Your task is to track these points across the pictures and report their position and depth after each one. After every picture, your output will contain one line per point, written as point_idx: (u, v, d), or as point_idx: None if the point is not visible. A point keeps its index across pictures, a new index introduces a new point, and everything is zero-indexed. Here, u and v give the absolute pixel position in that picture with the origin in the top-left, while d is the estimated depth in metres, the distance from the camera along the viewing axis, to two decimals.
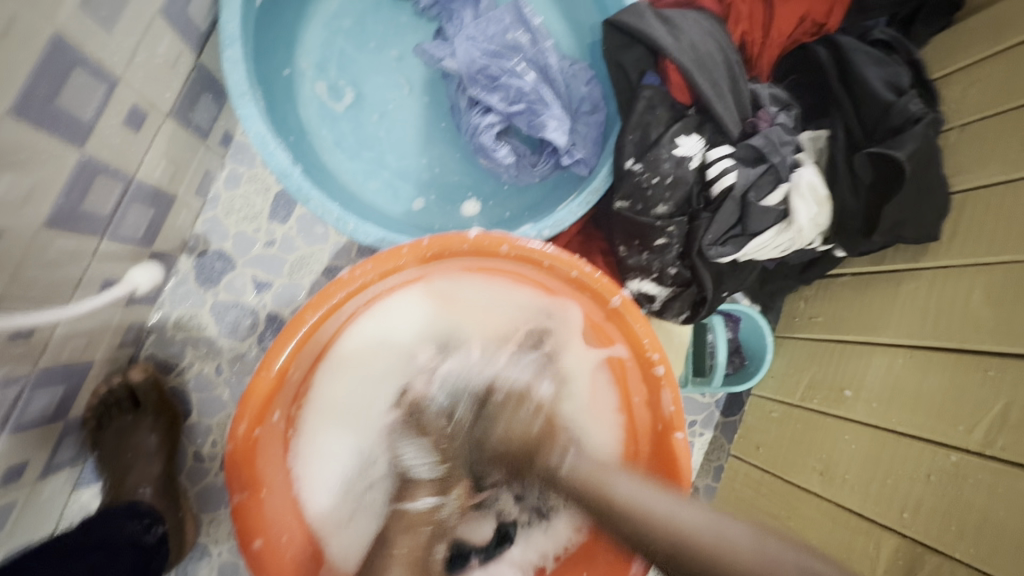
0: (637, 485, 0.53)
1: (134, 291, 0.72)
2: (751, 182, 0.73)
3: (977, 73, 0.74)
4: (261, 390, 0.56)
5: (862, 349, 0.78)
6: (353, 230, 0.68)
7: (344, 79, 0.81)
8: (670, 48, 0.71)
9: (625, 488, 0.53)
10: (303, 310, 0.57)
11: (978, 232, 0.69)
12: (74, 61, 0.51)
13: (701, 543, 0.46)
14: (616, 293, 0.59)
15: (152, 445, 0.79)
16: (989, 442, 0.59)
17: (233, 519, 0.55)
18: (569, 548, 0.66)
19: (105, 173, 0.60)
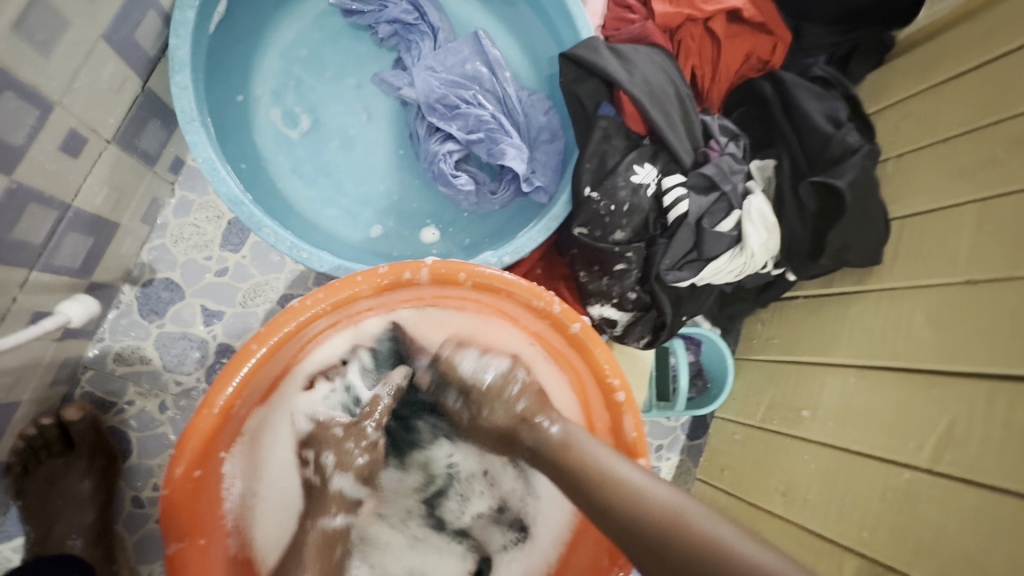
0: (604, 447, 0.54)
1: (66, 325, 0.66)
2: (704, 209, 0.75)
3: (907, 108, 0.79)
4: (201, 429, 0.52)
5: (816, 370, 0.80)
6: (307, 258, 0.66)
7: (302, 107, 0.80)
8: (623, 80, 0.74)
9: (598, 451, 0.54)
10: (250, 341, 0.54)
11: (916, 256, 0.72)
12: (4, 85, 0.49)
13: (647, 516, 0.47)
14: (576, 320, 0.60)
15: (85, 491, 0.72)
16: (937, 459, 0.61)
17: (168, 572, 0.51)
18: None
19: (36, 200, 0.57)
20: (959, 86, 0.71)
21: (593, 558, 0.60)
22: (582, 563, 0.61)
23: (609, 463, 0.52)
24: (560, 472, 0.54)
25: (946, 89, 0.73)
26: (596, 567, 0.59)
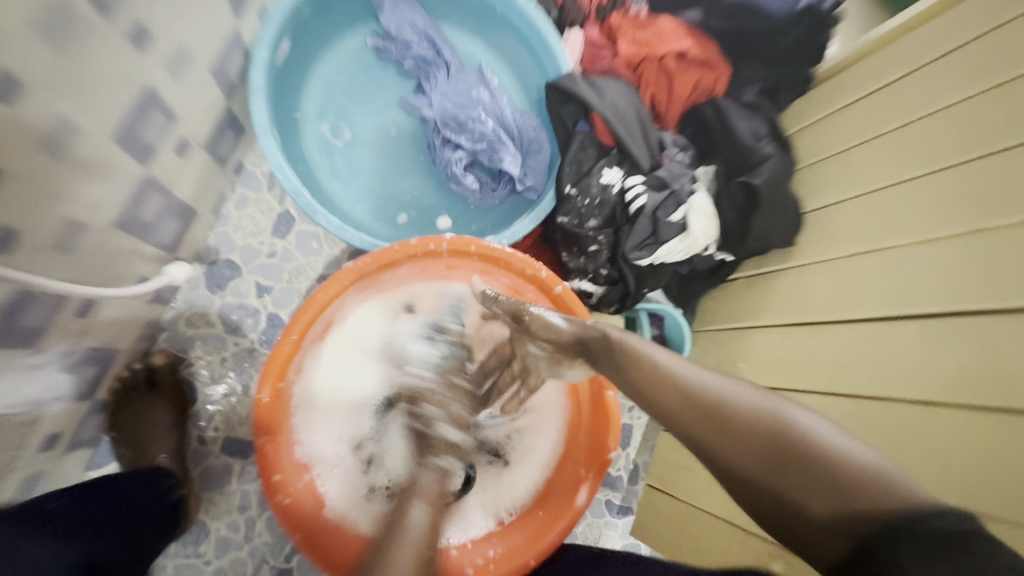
0: (673, 356, 0.61)
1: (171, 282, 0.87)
2: (659, 203, 0.95)
3: (819, 129, 1.03)
4: (282, 353, 0.75)
5: (750, 332, 1.01)
6: (350, 237, 0.87)
7: (342, 122, 1.01)
8: (595, 104, 0.95)
9: (672, 362, 0.60)
10: (317, 292, 0.77)
11: (818, 237, 0.94)
12: (159, 106, 0.68)
13: (732, 421, 0.53)
14: (558, 283, 0.81)
15: (167, 422, 0.90)
16: (829, 383, 0.80)
17: (257, 453, 0.72)
18: (528, 502, 0.83)
19: (155, 190, 0.76)
20: (857, 112, 0.94)
21: (574, 472, 0.82)
22: (564, 478, 0.83)
23: (685, 371, 0.58)
24: (634, 380, 0.62)
25: (853, 112, 0.95)
26: (576, 477, 0.81)
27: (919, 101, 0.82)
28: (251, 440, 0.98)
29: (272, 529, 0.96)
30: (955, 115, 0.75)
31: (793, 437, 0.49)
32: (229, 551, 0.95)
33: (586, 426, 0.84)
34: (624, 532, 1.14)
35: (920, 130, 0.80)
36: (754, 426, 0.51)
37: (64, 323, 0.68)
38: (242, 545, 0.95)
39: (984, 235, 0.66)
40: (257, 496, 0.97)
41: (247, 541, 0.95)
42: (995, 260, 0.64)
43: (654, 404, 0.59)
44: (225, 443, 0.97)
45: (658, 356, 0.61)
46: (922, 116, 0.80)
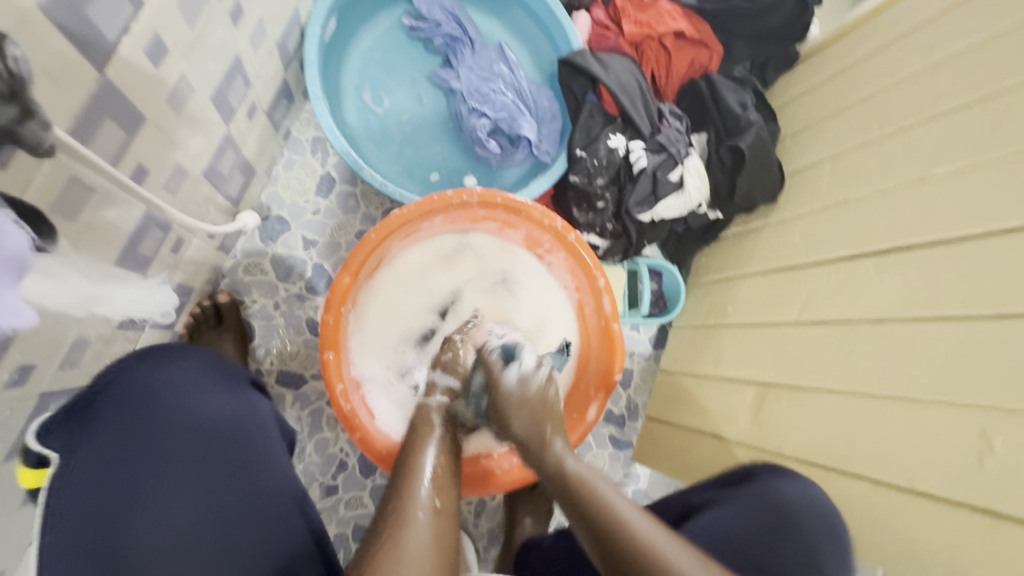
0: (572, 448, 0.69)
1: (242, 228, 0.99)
2: (658, 165, 1.09)
3: (800, 101, 1.16)
4: (342, 286, 0.87)
5: (737, 280, 1.15)
6: (392, 192, 1.01)
7: (379, 93, 1.14)
8: (603, 77, 1.08)
9: (578, 460, 0.67)
10: (369, 234, 0.90)
11: (797, 194, 1.08)
12: (242, 71, 0.80)
13: (656, 565, 0.55)
14: (572, 232, 0.93)
15: (231, 352, 1.03)
16: (800, 313, 0.95)
17: (323, 368, 0.85)
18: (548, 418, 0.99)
19: (231, 147, 0.88)
20: (833, 84, 1.08)
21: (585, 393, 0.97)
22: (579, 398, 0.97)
23: (606, 493, 0.62)
24: (532, 435, 0.70)
25: (827, 86, 1.10)
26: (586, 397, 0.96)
27: (882, 76, 0.97)
28: (301, 373, 1.11)
29: (321, 451, 1.10)
30: (911, 85, 0.90)
31: (650, 562, 0.55)
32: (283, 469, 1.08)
33: (595, 356, 0.98)
34: (624, 461, 1.27)
35: (882, 99, 0.94)
36: (621, 536, 0.58)
37: (164, 255, 0.81)
38: (294, 464, 1.09)
39: (929, 182, 0.80)
40: (307, 422, 1.10)
41: (300, 460, 1.09)
42: (931, 202, 0.79)
43: (551, 480, 0.66)
44: (278, 376, 1.10)
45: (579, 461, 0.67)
46: (883, 88, 0.95)
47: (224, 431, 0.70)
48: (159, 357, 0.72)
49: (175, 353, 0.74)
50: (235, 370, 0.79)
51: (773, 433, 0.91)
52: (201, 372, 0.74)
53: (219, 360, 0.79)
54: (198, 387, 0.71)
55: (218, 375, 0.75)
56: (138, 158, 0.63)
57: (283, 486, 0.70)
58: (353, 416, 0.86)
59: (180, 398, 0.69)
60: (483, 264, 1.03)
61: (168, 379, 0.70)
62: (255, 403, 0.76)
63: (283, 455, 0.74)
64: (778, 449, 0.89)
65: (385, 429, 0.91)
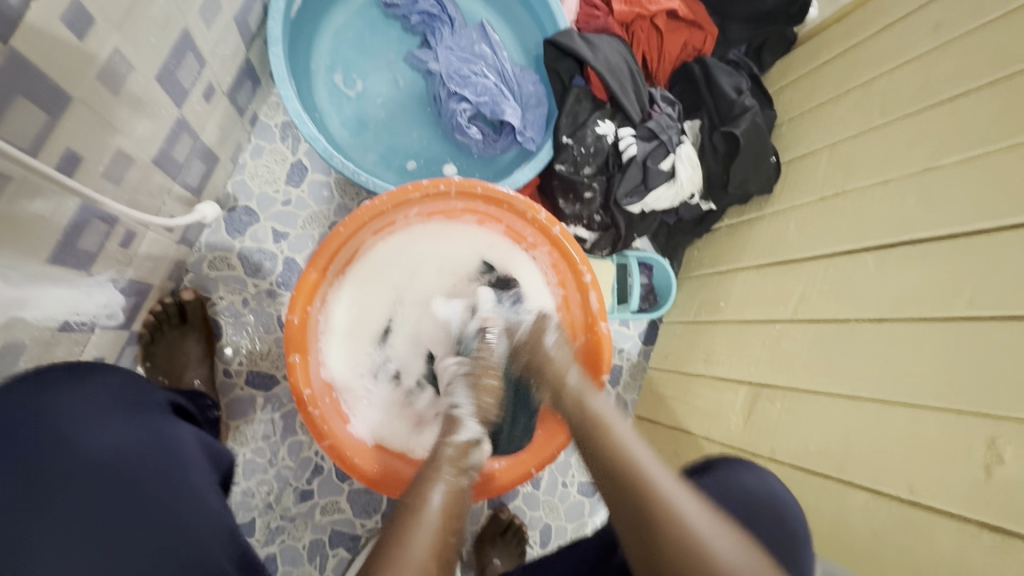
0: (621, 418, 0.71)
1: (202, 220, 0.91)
2: (648, 153, 1.03)
3: (797, 86, 1.11)
4: (308, 283, 0.82)
5: (730, 274, 1.10)
6: (365, 181, 0.95)
7: (352, 75, 1.06)
8: (590, 58, 1.01)
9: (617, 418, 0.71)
10: (338, 227, 0.84)
11: (793, 184, 1.02)
12: (191, 48, 0.73)
13: (703, 554, 0.55)
14: (556, 225, 0.88)
15: (197, 352, 0.98)
16: (796, 310, 0.90)
17: (288, 371, 0.79)
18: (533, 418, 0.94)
19: (187, 131, 0.81)
20: (832, 68, 1.03)
21: None
22: None
23: (651, 470, 0.63)
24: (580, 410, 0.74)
25: (825, 71, 1.04)
26: None
27: (884, 59, 0.91)
28: (272, 373, 1.06)
29: (295, 455, 1.04)
30: (914, 69, 0.85)
31: (686, 538, 0.56)
32: (254, 474, 1.03)
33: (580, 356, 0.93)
34: None
35: (884, 84, 0.89)
36: (659, 509, 0.59)
37: (111, 250, 0.74)
38: (266, 469, 1.03)
39: (935, 172, 0.75)
40: (280, 425, 1.05)
41: (271, 465, 1.03)
42: (935, 192, 0.74)
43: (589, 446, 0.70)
44: (248, 376, 1.04)
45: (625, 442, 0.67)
46: (885, 72, 0.90)
47: (136, 462, 0.58)
48: (52, 378, 0.59)
49: (75, 373, 0.61)
50: (150, 391, 0.67)
51: (766, 437, 0.87)
52: (108, 394, 0.62)
53: (135, 380, 0.66)
54: (102, 414, 0.59)
55: (128, 398, 0.63)
56: (66, 144, 0.58)
57: (209, 522, 0.59)
58: (321, 422, 0.81)
59: (78, 428, 0.57)
60: (457, 258, 0.97)
61: (64, 404, 0.58)
62: (174, 429, 0.64)
63: (211, 487, 0.63)
64: (771, 453, 0.85)
65: (358, 434, 0.86)
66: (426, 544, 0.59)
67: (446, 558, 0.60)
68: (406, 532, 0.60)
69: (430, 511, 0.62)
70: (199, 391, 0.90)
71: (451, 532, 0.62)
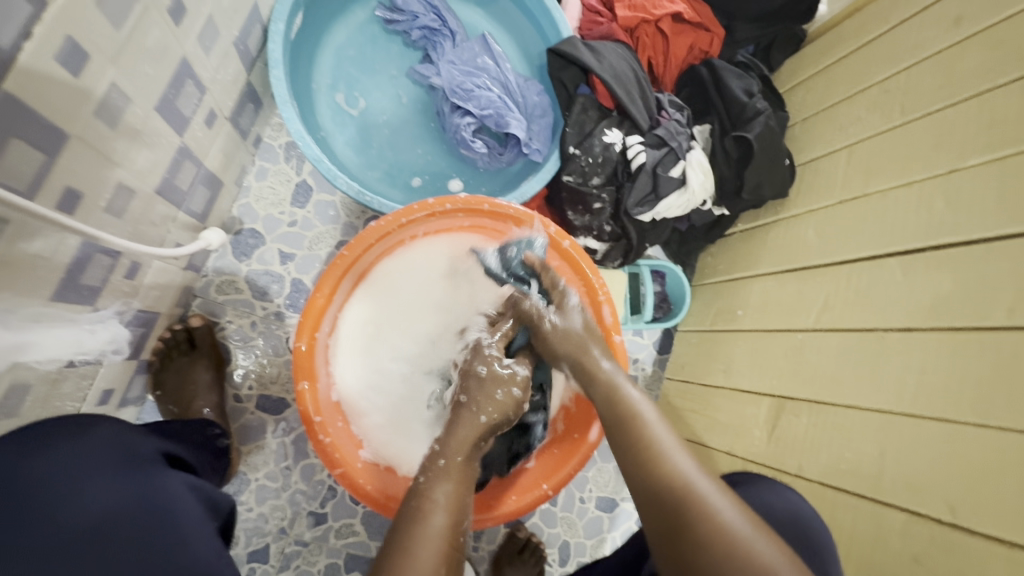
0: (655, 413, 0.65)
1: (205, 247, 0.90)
2: (658, 160, 1.00)
3: (810, 85, 1.07)
4: (315, 306, 0.81)
5: (747, 281, 1.07)
6: (370, 201, 0.93)
7: (354, 92, 1.05)
8: (595, 67, 0.99)
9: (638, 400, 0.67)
10: (342, 250, 0.83)
11: (810, 187, 0.99)
12: (189, 77, 0.72)
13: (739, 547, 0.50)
14: (565, 238, 0.87)
15: (207, 379, 0.98)
16: (819, 318, 0.87)
17: (297, 398, 0.78)
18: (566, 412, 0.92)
19: (189, 159, 0.80)
20: (847, 65, 0.99)
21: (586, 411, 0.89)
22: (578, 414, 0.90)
23: (691, 476, 0.57)
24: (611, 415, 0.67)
25: (839, 69, 1.01)
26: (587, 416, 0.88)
27: (902, 55, 0.88)
28: (283, 397, 1.04)
29: (308, 478, 1.03)
30: (935, 64, 0.81)
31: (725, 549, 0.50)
32: (269, 499, 1.01)
33: None
34: None
35: (903, 81, 0.86)
36: (712, 536, 0.51)
37: (116, 281, 0.73)
38: (280, 495, 1.02)
39: (961, 173, 0.72)
40: (291, 448, 1.03)
41: (285, 490, 1.02)
42: (964, 193, 0.70)
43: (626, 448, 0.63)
44: (260, 400, 1.03)
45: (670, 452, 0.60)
46: (904, 68, 0.87)
47: (126, 519, 0.52)
48: (34, 439, 0.53)
49: (67, 433, 0.56)
50: (139, 445, 0.61)
51: (792, 452, 0.83)
52: (98, 452, 0.55)
53: (118, 436, 0.60)
54: (87, 469, 0.53)
55: (116, 456, 0.57)
56: (65, 182, 0.57)
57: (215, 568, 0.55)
58: (332, 450, 0.79)
59: (57, 486, 0.51)
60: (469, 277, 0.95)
61: (51, 466, 0.52)
62: (165, 480, 0.58)
63: (208, 540, 0.57)
64: (798, 470, 0.82)
65: (369, 461, 0.84)
66: (433, 548, 0.53)
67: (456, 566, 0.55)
68: (405, 548, 0.53)
69: (431, 529, 0.55)
70: (209, 420, 0.91)
71: (458, 534, 0.57)
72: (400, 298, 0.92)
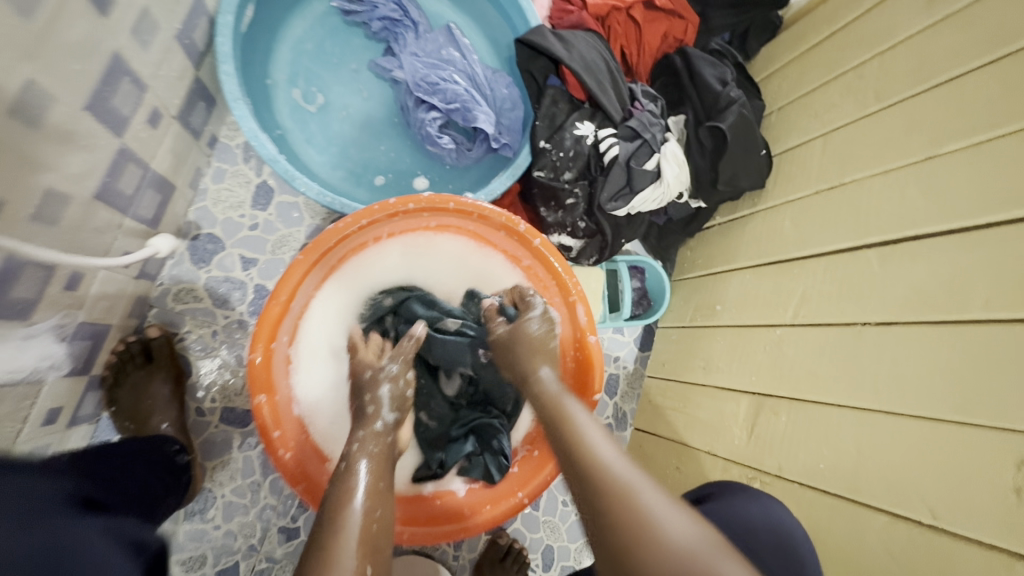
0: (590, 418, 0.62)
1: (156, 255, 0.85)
2: (631, 153, 0.97)
3: (785, 73, 1.05)
4: (272, 314, 0.77)
5: (726, 275, 1.04)
6: (331, 202, 0.88)
7: (313, 88, 1.01)
8: (565, 57, 0.95)
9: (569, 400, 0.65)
10: (299, 255, 0.78)
11: (786, 177, 0.97)
12: (125, 73, 0.67)
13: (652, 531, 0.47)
14: (536, 237, 0.84)
15: (166, 392, 0.93)
16: (797, 313, 0.84)
17: (255, 413, 0.74)
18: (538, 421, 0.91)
19: (132, 162, 0.76)
20: (820, 52, 0.97)
21: None
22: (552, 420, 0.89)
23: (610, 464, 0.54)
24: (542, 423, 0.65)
25: (813, 57, 0.98)
26: None
27: (875, 40, 0.85)
28: (248, 408, 1.00)
29: (277, 492, 0.99)
30: (909, 49, 0.79)
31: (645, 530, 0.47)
32: (236, 516, 0.97)
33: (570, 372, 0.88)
34: None
35: (877, 66, 0.83)
36: (630, 526, 0.48)
37: (52, 294, 0.68)
38: (248, 510, 0.98)
39: (935, 161, 0.69)
40: (259, 463, 0.99)
41: (253, 505, 0.98)
42: (941, 180, 0.68)
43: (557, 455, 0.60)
44: (224, 413, 0.99)
45: (596, 445, 0.57)
46: (877, 54, 0.84)
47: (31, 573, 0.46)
48: None
49: None
50: (52, 490, 0.55)
51: (772, 451, 0.81)
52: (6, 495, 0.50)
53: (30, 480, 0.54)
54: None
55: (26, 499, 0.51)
56: None
57: None
58: (295, 465, 0.76)
59: None
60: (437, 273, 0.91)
61: None
62: (82, 529, 0.52)
63: None
64: (778, 470, 0.80)
65: (336, 474, 0.80)
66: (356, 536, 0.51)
67: (381, 549, 0.53)
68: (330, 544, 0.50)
69: (351, 519, 0.52)
70: (169, 435, 0.87)
71: (376, 517, 0.54)
72: (365, 304, 0.88)
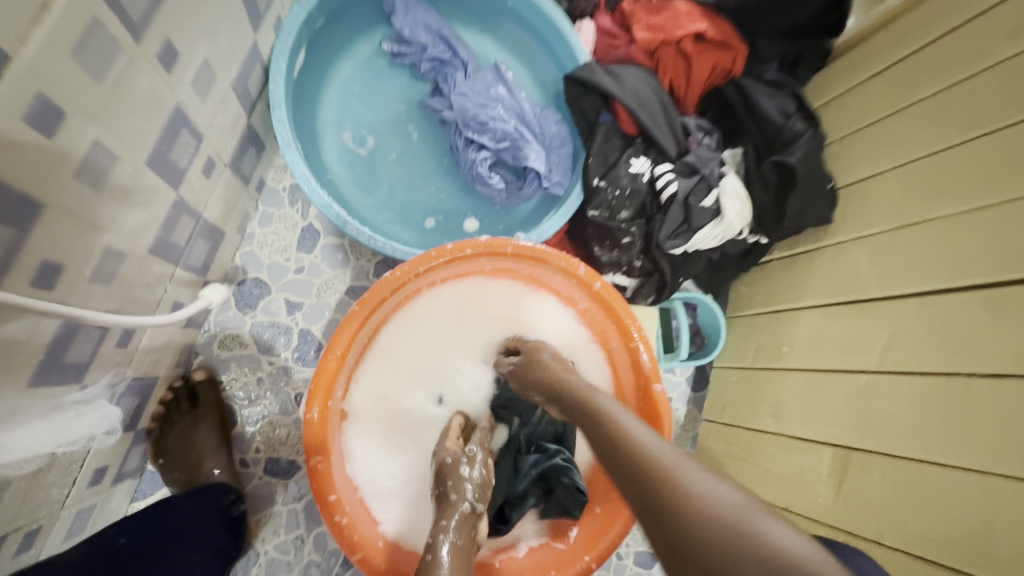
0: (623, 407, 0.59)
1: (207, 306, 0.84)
2: (690, 189, 0.93)
3: (845, 101, 1.00)
4: (327, 370, 0.73)
5: (792, 314, 0.98)
6: (382, 246, 0.86)
7: (362, 130, 0.99)
8: (618, 93, 0.93)
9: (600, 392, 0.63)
10: (354, 306, 0.74)
11: (857, 212, 0.91)
12: (184, 126, 0.66)
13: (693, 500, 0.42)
14: (597, 280, 0.78)
15: (212, 436, 0.90)
16: (884, 360, 0.78)
17: (311, 478, 0.70)
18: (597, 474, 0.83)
19: (187, 213, 0.74)
20: (885, 80, 0.91)
21: None
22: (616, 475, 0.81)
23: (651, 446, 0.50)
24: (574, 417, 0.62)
25: (877, 85, 0.93)
26: None
27: (953, 67, 0.78)
28: (292, 459, 0.96)
29: (321, 549, 0.94)
30: (995, 79, 0.72)
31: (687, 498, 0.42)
32: (280, 574, 0.93)
33: None
34: None
35: (959, 95, 0.77)
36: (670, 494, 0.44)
37: (105, 352, 0.65)
38: (293, 568, 0.93)
39: None
40: (303, 517, 0.95)
41: (297, 562, 0.93)
42: None
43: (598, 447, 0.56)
44: (268, 464, 0.95)
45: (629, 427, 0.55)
46: (956, 83, 0.78)
47: None
48: None
49: None
50: None
51: (866, 512, 0.74)
52: None
53: None
54: None
55: None
56: (43, 254, 0.50)
57: None
58: (351, 532, 0.70)
59: None
60: (491, 317, 0.88)
61: None
62: None
63: None
64: (876, 535, 0.72)
65: (392, 537, 0.75)
66: None
67: None
68: None
69: None
70: (224, 484, 0.86)
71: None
72: (417, 352, 0.86)
